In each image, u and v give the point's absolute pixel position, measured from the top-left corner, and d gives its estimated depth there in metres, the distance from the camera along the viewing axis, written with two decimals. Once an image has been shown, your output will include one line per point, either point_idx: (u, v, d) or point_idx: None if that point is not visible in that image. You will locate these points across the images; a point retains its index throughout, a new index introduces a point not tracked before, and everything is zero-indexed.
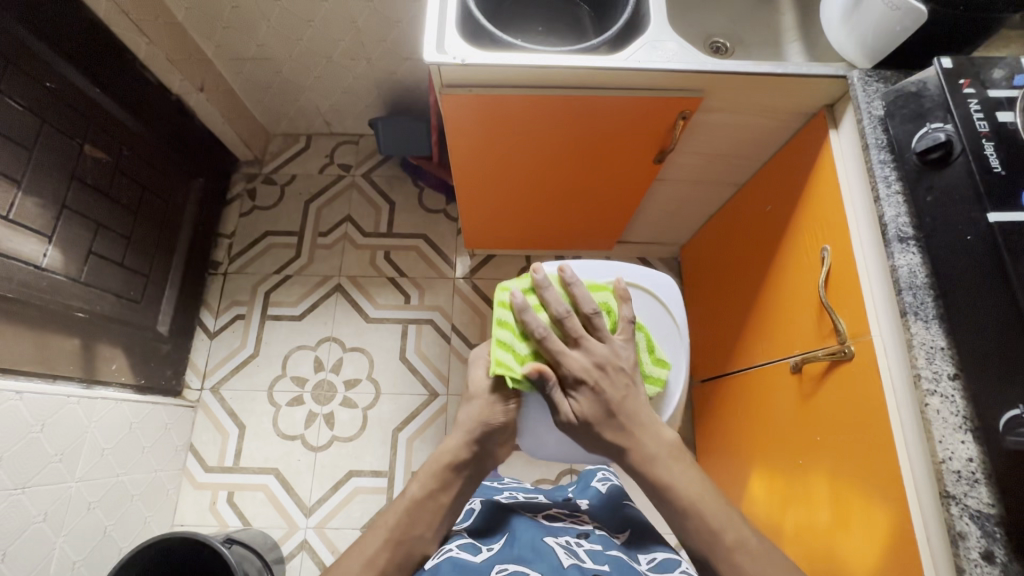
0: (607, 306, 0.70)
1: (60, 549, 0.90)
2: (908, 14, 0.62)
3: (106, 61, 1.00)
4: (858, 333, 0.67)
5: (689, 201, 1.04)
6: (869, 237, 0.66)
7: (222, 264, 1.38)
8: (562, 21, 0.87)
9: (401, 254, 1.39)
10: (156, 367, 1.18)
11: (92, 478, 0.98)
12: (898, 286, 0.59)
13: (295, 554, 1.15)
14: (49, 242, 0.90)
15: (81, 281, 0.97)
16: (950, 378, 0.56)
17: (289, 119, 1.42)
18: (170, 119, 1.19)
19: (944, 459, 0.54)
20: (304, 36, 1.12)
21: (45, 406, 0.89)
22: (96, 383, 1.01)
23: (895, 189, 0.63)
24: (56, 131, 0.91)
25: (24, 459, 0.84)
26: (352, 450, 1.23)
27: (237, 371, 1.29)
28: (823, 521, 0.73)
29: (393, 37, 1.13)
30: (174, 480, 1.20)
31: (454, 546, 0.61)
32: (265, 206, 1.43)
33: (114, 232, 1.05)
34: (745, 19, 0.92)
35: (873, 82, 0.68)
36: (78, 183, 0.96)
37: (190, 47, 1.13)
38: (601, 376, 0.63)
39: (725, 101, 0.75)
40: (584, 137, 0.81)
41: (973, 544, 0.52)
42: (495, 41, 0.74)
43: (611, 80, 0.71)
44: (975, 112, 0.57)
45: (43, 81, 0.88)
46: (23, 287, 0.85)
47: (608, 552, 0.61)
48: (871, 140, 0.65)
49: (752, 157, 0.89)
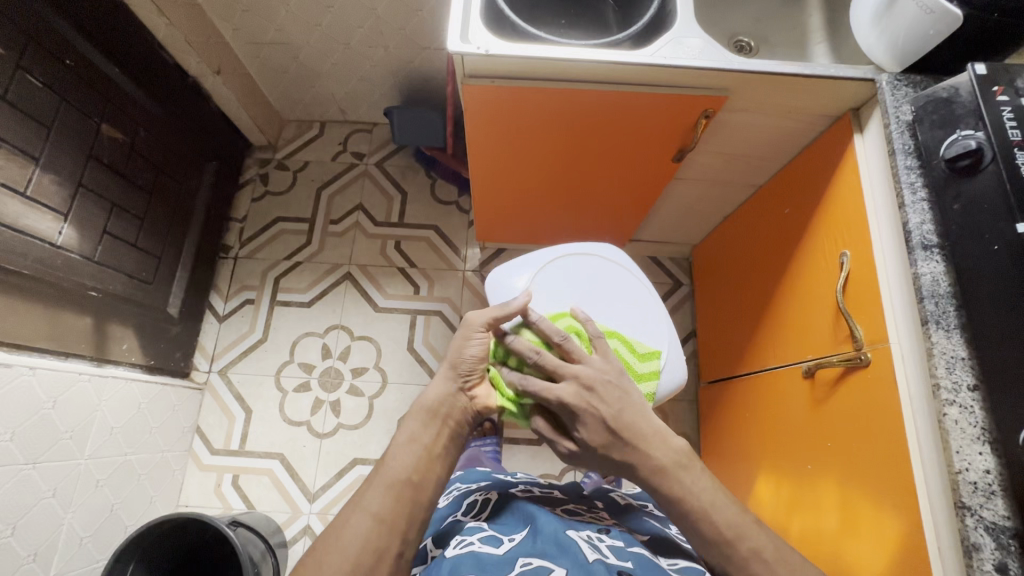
0: (576, 330, 0.69)
1: (68, 524, 0.91)
2: (941, 18, 0.61)
3: (125, 40, 1.00)
4: (875, 340, 0.66)
5: (705, 201, 1.04)
6: (891, 243, 0.65)
7: (232, 248, 1.38)
8: (585, 15, 0.86)
9: (412, 245, 1.38)
10: (165, 348, 1.19)
11: (100, 457, 0.98)
12: (920, 294, 0.59)
13: (298, 539, 1.16)
14: (64, 220, 0.90)
15: (95, 261, 0.97)
16: (970, 389, 0.55)
17: (303, 105, 1.42)
18: (186, 101, 1.19)
19: (960, 469, 0.54)
20: (323, 23, 1.12)
21: (57, 383, 0.89)
22: (106, 362, 1.02)
23: (921, 197, 0.62)
24: (75, 110, 0.91)
25: (35, 435, 0.85)
26: (357, 439, 1.23)
27: (245, 355, 1.30)
28: (830, 527, 0.73)
29: (412, 26, 1.12)
30: (180, 461, 1.20)
31: (476, 538, 0.62)
32: (277, 191, 1.43)
33: (128, 213, 1.05)
34: (769, 19, 0.91)
35: (902, 86, 0.67)
36: (94, 162, 0.96)
37: (209, 29, 1.12)
38: (592, 399, 0.62)
39: (748, 101, 0.75)
40: (605, 133, 0.80)
41: (987, 555, 0.51)
42: (519, 32, 0.73)
43: (636, 76, 0.71)
44: (1007, 120, 0.57)
45: (64, 58, 0.88)
46: (39, 264, 0.85)
47: (630, 549, 0.61)
48: (897, 145, 0.65)
49: (772, 159, 0.88)
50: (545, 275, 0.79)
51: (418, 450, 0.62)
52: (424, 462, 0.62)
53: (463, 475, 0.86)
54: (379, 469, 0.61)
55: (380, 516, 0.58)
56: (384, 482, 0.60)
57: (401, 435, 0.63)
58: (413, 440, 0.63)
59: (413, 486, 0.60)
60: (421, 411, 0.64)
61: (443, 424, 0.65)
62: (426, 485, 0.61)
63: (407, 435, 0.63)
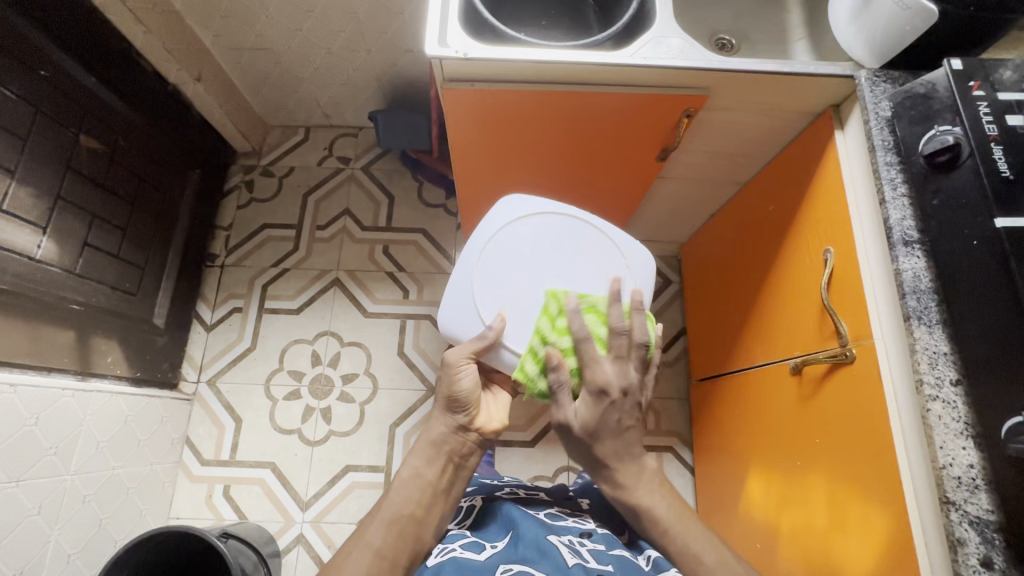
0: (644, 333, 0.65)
1: (55, 541, 0.90)
2: (917, 14, 0.61)
3: (101, 48, 0.98)
4: (859, 337, 0.66)
5: (691, 200, 1.04)
6: (873, 239, 0.65)
7: (219, 256, 1.37)
8: (565, 16, 0.86)
9: (400, 248, 1.38)
10: (152, 360, 1.17)
11: (86, 472, 0.97)
12: (902, 290, 0.59)
13: (292, 549, 1.15)
14: (43, 234, 0.89)
15: (76, 273, 0.96)
16: (953, 384, 0.56)
17: (287, 111, 1.41)
18: (166, 109, 1.17)
19: (944, 465, 0.54)
20: (303, 27, 1.11)
21: (39, 399, 0.88)
22: (91, 376, 1.01)
23: (902, 192, 0.62)
24: (52, 121, 0.90)
25: (18, 453, 0.84)
26: (349, 446, 1.23)
27: (234, 364, 1.29)
28: (819, 523, 0.73)
29: (394, 29, 1.11)
30: (170, 473, 1.19)
31: (458, 545, 0.62)
32: (262, 198, 1.42)
33: (109, 224, 1.03)
34: (750, 17, 0.91)
35: (881, 82, 0.67)
36: (73, 173, 0.95)
37: (189, 36, 1.11)
38: (604, 402, 0.61)
39: (729, 100, 0.74)
40: (588, 134, 0.79)
41: (972, 550, 0.52)
42: (498, 34, 0.72)
43: (617, 77, 0.70)
44: (984, 115, 0.57)
45: (38, 69, 0.87)
46: (17, 278, 0.84)
47: (611, 552, 0.62)
48: (877, 141, 0.65)
49: (755, 157, 0.88)
50: (482, 267, 0.72)
51: (421, 484, 0.63)
52: (430, 499, 0.63)
53: None
54: (381, 505, 0.62)
55: (383, 551, 0.58)
56: (387, 518, 0.60)
57: (404, 471, 0.64)
58: (415, 475, 0.64)
59: (417, 519, 0.61)
60: (425, 447, 0.66)
61: (446, 457, 0.66)
62: (429, 519, 0.62)
63: (409, 471, 0.64)
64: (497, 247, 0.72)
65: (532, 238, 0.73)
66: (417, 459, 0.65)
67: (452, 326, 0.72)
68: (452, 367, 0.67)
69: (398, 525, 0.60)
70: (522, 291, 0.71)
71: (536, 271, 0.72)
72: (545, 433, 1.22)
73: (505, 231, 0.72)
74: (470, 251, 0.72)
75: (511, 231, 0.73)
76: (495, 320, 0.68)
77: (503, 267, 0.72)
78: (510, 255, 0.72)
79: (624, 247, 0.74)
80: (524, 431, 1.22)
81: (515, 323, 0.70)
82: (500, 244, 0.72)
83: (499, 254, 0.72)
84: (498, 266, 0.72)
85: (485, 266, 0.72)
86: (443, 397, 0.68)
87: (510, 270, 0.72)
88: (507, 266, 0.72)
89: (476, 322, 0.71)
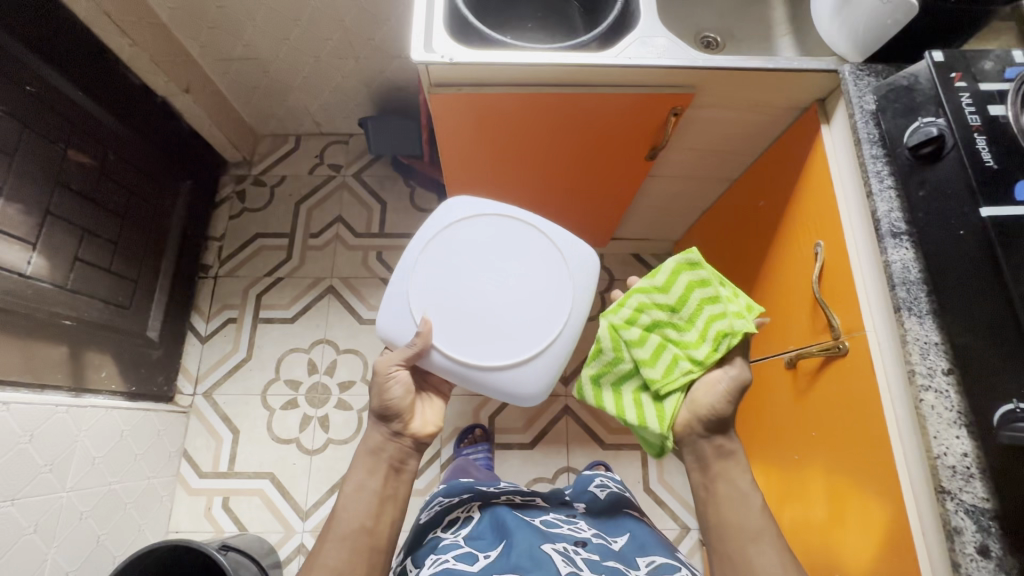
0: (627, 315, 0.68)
1: (52, 559, 0.89)
2: (899, 7, 0.61)
3: (87, 62, 0.98)
4: (852, 329, 0.66)
5: (682, 197, 1.04)
6: (862, 232, 0.66)
7: (212, 267, 1.36)
8: (551, 18, 0.86)
9: (394, 254, 1.38)
10: (146, 373, 1.17)
11: (83, 488, 0.97)
12: (891, 282, 0.59)
13: (293, 559, 1.15)
14: (33, 250, 0.89)
15: (67, 289, 0.95)
16: (944, 373, 0.56)
17: (277, 120, 1.40)
18: (154, 121, 1.17)
19: (939, 454, 0.54)
20: (291, 36, 1.11)
21: (33, 416, 0.87)
22: (85, 392, 1.00)
23: (888, 185, 0.63)
24: (39, 137, 0.90)
25: (12, 471, 0.83)
26: (348, 453, 1.22)
27: (230, 375, 1.28)
28: (818, 518, 0.73)
29: (381, 36, 1.11)
30: (168, 487, 1.18)
31: (450, 556, 0.62)
32: (254, 208, 1.42)
33: (100, 238, 1.03)
34: (735, 14, 0.92)
35: (865, 76, 0.68)
36: (62, 189, 0.94)
37: (176, 48, 1.10)
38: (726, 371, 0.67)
39: (715, 97, 0.75)
40: (577, 135, 0.80)
41: (968, 539, 0.52)
42: (484, 38, 0.73)
43: (603, 78, 0.71)
44: (967, 106, 0.57)
45: (24, 85, 0.87)
46: (7, 295, 0.83)
47: (605, 562, 0.61)
48: (862, 135, 0.65)
49: (744, 153, 0.88)
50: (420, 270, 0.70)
51: (368, 496, 0.66)
52: (378, 506, 0.66)
53: (447, 488, 0.85)
54: (332, 524, 0.65)
55: (338, 570, 0.62)
56: (339, 535, 0.64)
57: (349, 484, 0.67)
58: (361, 488, 0.66)
59: (368, 531, 0.64)
60: (365, 459, 0.68)
61: (386, 465, 0.68)
62: (381, 527, 0.65)
63: (354, 483, 0.67)
64: (434, 249, 0.71)
65: (472, 242, 0.71)
66: (363, 472, 0.68)
67: (386, 326, 0.70)
68: (382, 376, 0.68)
69: (349, 541, 0.63)
70: (459, 294, 0.69)
71: (472, 274, 0.70)
72: (543, 435, 1.22)
73: (446, 232, 0.71)
74: (410, 252, 0.71)
75: (452, 235, 0.71)
76: (422, 324, 0.67)
77: (440, 270, 0.70)
78: (449, 257, 0.70)
79: (564, 247, 0.72)
80: (522, 434, 1.22)
81: (449, 326, 0.68)
82: (440, 246, 0.71)
83: (436, 256, 0.70)
84: (437, 269, 0.70)
85: (424, 265, 0.70)
86: (376, 407, 0.69)
87: (448, 273, 0.70)
88: (445, 268, 0.70)
89: (409, 327, 0.69)
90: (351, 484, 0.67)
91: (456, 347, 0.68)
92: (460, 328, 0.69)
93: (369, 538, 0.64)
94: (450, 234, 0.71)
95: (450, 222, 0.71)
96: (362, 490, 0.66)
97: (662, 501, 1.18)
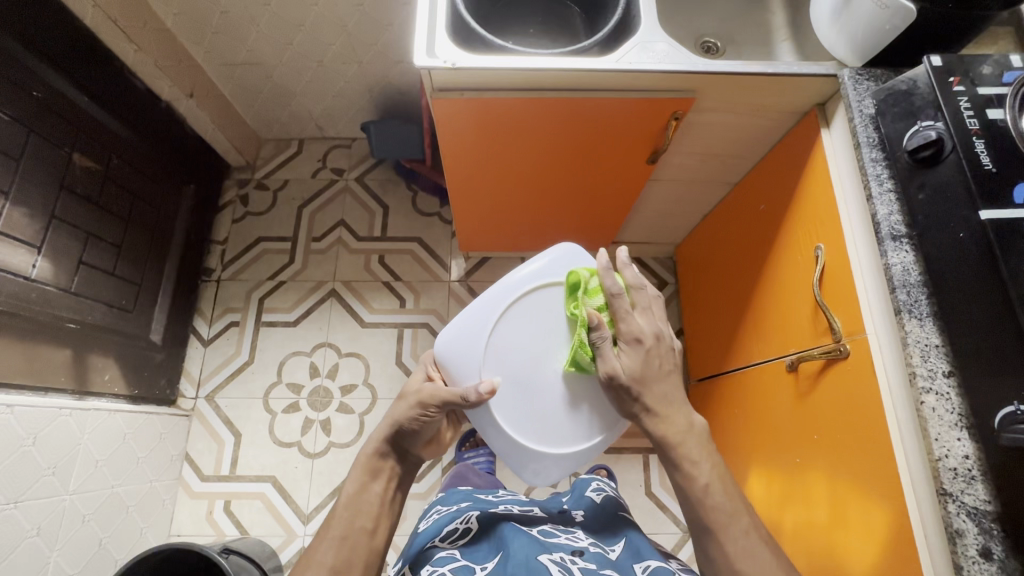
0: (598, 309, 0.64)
1: (54, 563, 0.89)
2: (897, 12, 0.62)
3: (92, 67, 0.99)
4: (853, 332, 0.67)
5: (683, 201, 1.04)
6: (863, 236, 0.66)
7: (215, 271, 1.37)
8: (552, 24, 0.87)
9: (396, 258, 1.38)
10: (149, 376, 1.17)
11: (85, 491, 0.97)
12: (892, 285, 0.60)
13: (294, 562, 1.15)
14: (38, 253, 0.89)
15: (72, 291, 0.96)
16: (945, 376, 0.56)
17: (281, 124, 1.41)
18: (159, 126, 1.18)
19: (940, 456, 0.54)
20: (294, 41, 1.12)
21: (37, 419, 0.88)
22: (88, 394, 1.00)
23: (888, 188, 0.63)
24: (45, 141, 0.91)
25: (16, 473, 0.83)
26: (350, 457, 1.22)
27: (232, 378, 1.29)
28: (820, 521, 0.73)
29: (384, 41, 1.13)
30: (170, 490, 1.19)
31: (447, 568, 0.62)
32: (257, 212, 1.42)
33: (104, 242, 1.04)
34: (735, 19, 0.92)
35: (864, 80, 0.68)
36: (67, 193, 0.95)
37: (180, 54, 1.12)
38: None
39: (716, 101, 0.75)
40: (579, 138, 0.80)
41: (970, 541, 0.52)
42: (484, 44, 0.73)
43: (604, 83, 0.71)
44: (965, 109, 0.58)
45: (31, 90, 0.87)
46: (12, 298, 0.84)
47: (602, 571, 0.61)
48: (862, 139, 0.66)
49: (745, 157, 0.89)
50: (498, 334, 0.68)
51: (371, 498, 0.66)
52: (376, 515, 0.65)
53: (445, 496, 0.86)
54: (328, 524, 0.64)
55: (337, 568, 0.60)
56: (338, 536, 0.62)
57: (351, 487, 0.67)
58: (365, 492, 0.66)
59: (368, 532, 0.64)
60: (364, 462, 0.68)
61: (389, 471, 0.68)
62: (379, 531, 0.65)
63: (355, 486, 0.66)
64: (514, 312, 0.68)
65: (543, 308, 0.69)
66: (364, 474, 0.67)
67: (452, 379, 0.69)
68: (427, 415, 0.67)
69: (348, 541, 0.62)
70: (533, 358, 0.68)
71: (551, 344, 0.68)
72: None
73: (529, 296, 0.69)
74: (488, 313, 0.68)
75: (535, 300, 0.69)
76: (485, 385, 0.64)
77: (517, 333, 0.68)
78: (526, 323, 0.68)
79: None
80: None
81: (512, 392, 0.68)
82: (519, 308, 0.69)
83: (514, 317, 0.68)
84: (514, 334, 0.68)
85: (502, 329, 0.68)
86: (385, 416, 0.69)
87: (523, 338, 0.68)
88: (522, 333, 0.68)
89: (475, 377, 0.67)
90: (353, 484, 0.66)
91: (513, 420, 0.68)
92: (526, 394, 0.68)
93: (367, 542, 0.64)
94: (533, 298, 0.69)
95: (536, 283, 0.69)
96: (366, 492, 0.66)
97: (664, 504, 1.18)
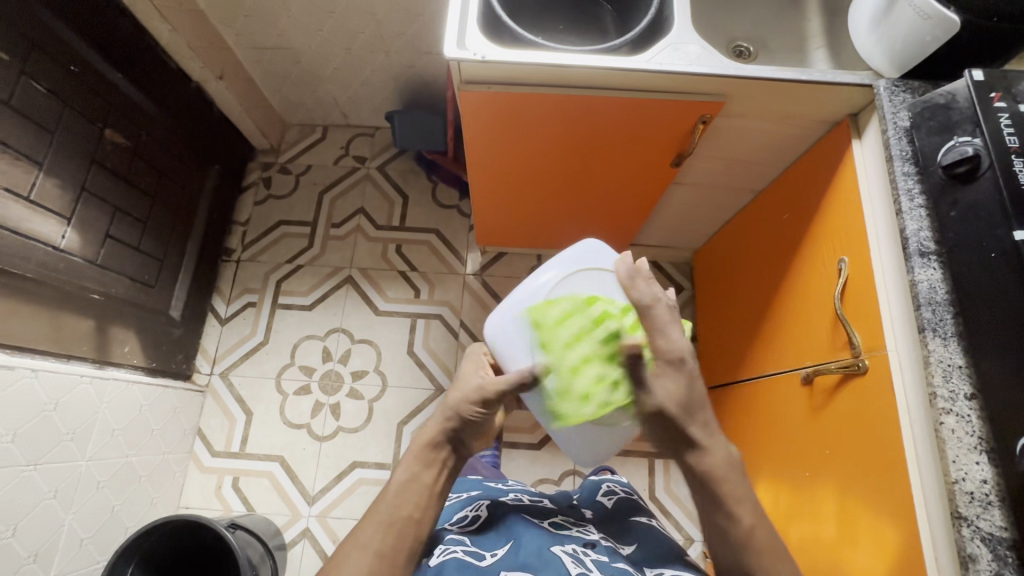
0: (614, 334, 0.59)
1: (69, 525, 0.92)
2: (939, 23, 0.60)
3: (124, 45, 1.00)
4: (873, 348, 0.65)
5: (706, 206, 1.03)
6: (889, 251, 0.65)
7: (235, 251, 1.39)
8: (583, 23, 0.86)
9: (413, 248, 1.39)
10: (167, 351, 1.19)
11: (101, 458, 0.99)
12: (917, 302, 0.58)
13: (297, 541, 1.17)
14: (68, 224, 0.91)
15: (98, 263, 0.98)
16: (967, 398, 0.55)
17: (306, 110, 1.43)
18: (188, 105, 1.20)
19: (957, 479, 0.53)
20: (324, 28, 1.13)
21: (58, 385, 0.90)
22: (108, 364, 1.03)
23: (918, 203, 0.62)
24: (79, 115, 0.92)
25: (36, 436, 0.86)
26: (357, 442, 1.24)
27: (246, 358, 1.31)
28: (828, 536, 0.72)
29: (413, 31, 1.13)
30: (181, 463, 1.21)
31: (459, 549, 0.63)
32: (279, 195, 1.44)
33: (131, 217, 1.06)
34: (769, 25, 0.91)
35: (900, 92, 0.67)
36: (97, 167, 0.97)
37: (212, 36, 1.13)
38: None
39: (746, 107, 0.74)
40: (603, 137, 0.80)
41: (983, 567, 0.51)
42: (516, 38, 0.73)
43: (632, 82, 0.71)
44: (1005, 127, 0.56)
45: (68, 65, 0.89)
46: (42, 267, 0.86)
47: (615, 564, 0.61)
48: (894, 151, 0.64)
49: (773, 165, 0.87)
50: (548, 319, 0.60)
51: (416, 486, 0.61)
52: (425, 500, 0.61)
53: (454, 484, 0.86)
54: (376, 506, 0.60)
55: (381, 552, 0.57)
56: (384, 520, 0.59)
57: None
58: (412, 479, 0.61)
59: (414, 520, 0.60)
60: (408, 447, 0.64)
61: (441, 461, 0.63)
62: (425, 520, 0.60)
63: (406, 475, 0.61)
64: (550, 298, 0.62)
65: None
66: (414, 460, 0.62)
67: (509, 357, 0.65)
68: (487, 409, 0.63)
69: (393, 527, 0.58)
70: None
71: None
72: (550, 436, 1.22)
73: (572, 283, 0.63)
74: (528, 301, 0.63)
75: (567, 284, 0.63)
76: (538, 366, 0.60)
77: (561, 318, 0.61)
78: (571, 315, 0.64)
79: None
80: (531, 434, 1.23)
81: None
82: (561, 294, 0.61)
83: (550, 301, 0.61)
84: None
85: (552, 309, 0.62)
86: None
87: None
88: None
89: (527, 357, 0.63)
90: (403, 472, 0.62)
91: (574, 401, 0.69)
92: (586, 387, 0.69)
93: (414, 530, 0.59)
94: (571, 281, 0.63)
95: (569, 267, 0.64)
96: (416, 482, 0.61)
97: (667, 510, 1.18)
